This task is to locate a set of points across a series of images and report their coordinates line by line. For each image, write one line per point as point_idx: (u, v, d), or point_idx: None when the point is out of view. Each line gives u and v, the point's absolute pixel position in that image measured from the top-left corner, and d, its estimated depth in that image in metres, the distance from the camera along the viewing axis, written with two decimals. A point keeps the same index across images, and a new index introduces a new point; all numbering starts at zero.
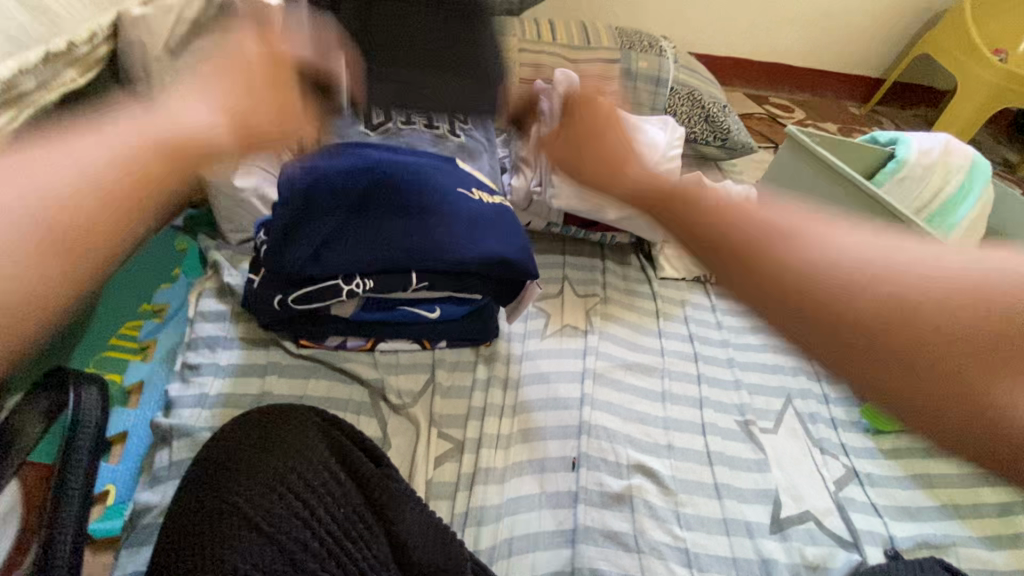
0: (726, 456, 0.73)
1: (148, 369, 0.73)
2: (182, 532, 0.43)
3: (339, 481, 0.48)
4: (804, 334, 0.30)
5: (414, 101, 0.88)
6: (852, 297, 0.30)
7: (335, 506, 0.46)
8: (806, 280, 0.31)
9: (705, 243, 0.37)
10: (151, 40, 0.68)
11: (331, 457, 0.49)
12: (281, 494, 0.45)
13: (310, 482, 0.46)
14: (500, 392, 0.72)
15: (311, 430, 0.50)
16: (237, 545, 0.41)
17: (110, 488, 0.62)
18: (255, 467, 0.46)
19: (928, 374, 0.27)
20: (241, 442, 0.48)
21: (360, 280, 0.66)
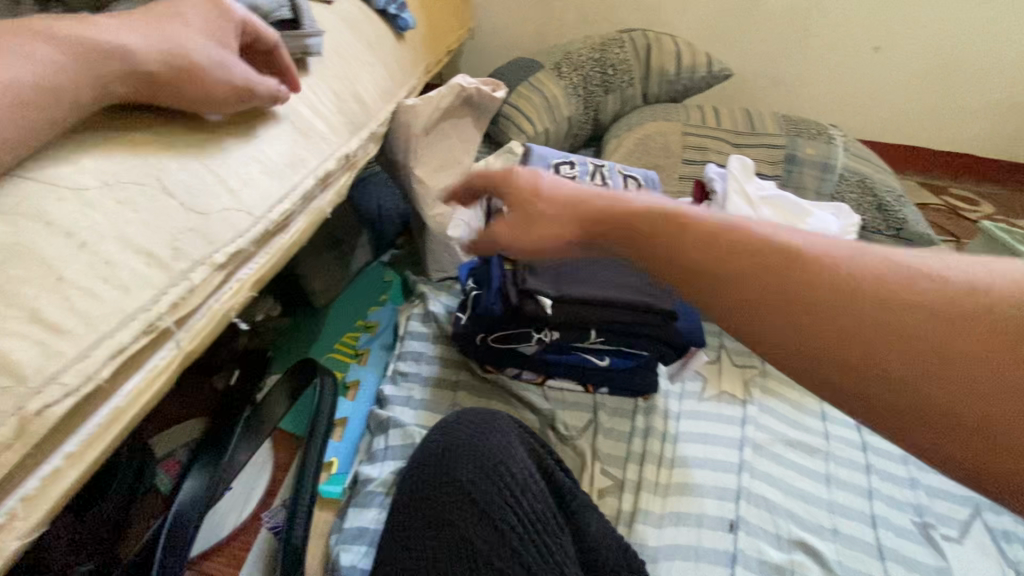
0: (900, 554, 0.69)
1: (363, 372, 0.90)
2: (419, 500, 0.53)
3: (538, 483, 0.56)
4: (817, 336, 0.35)
5: (597, 176, 1.01)
6: (841, 294, 0.35)
7: (537, 502, 0.54)
8: (811, 282, 0.36)
9: (726, 280, 0.38)
10: (415, 123, 0.89)
11: (528, 459, 0.58)
12: (494, 480, 0.53)
13: (517, 478, 0.54)
14: (658, 443, 0.77)
15: (512, 433, 0.59)
16: (464, 517, 0.51)
17: (333, 461, 0.77)
18: (473, 455, 0.55)
19: (932, 377, 0.32)
20: (459, 433, 0.58)
21: (549, 331, 0.74)
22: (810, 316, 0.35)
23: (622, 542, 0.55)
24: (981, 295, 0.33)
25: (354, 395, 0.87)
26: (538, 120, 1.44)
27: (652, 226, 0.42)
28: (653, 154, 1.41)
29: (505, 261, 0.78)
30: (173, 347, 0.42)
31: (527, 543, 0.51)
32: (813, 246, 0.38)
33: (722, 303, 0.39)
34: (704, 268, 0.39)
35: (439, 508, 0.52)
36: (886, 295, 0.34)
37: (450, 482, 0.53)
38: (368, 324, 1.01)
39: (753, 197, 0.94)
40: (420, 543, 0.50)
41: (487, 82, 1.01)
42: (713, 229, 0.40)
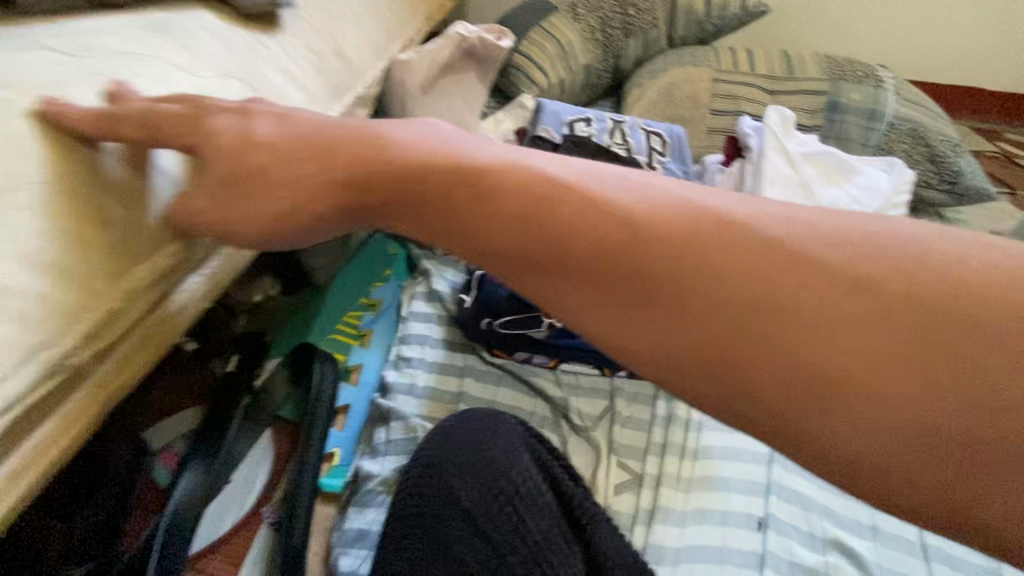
0: (945, 554, 0.63)
1: (366, 355, 0.85)
2: (414, 509, 0.50)
3: (545, 496, 0.52)
4: (613, 317, 0.27)
5: (616, 134, 0.91)
6: (638, 259, 0.27)
7: (541, 518, 0.50)
8: (606, 244, 0.28)
9: (516, 252, 0.30)
10: (410, 80, 0.79)
11: (536, 469, 0.53)
12: (496, 495, 0.51)
13: (520, 492, 0.51)
14: (680, 432, 0.71)
15: (519, 441, 0.55)
16: (460, 531, 0.49)
17: (336, 451, 0.74)
18: (473, 468, 0.52)
19: (766, 364, 0.24)
20: (464, 441, 0.53)
21: (561, 315, 0.67)
22: (603, 292, 0.28)
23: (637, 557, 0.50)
24: (833, 255, 0.25)
25: (357, 380, 0.82)
26: (550, 70, 1.32)
27: (444, 181, 0.33)
28: (679, 106, 1.28)
29: None
30: (92, 387, 0.38)
31: (526, 563, 0.48)
32: (653, 187, 0.30)
33: (511, 283, 0.30)
34: (493, 236, 0.30)
35: (434, 521, 0.49)
36: (696, 254, 0.26)
37: (447, 498, 0.50)
38: (370, 302, 0.95)
39: (794, 154, 0.83)
40: (413, 564, 0.47)
41: (491, 30, 0.90)
42: (503, 182, 0.31)
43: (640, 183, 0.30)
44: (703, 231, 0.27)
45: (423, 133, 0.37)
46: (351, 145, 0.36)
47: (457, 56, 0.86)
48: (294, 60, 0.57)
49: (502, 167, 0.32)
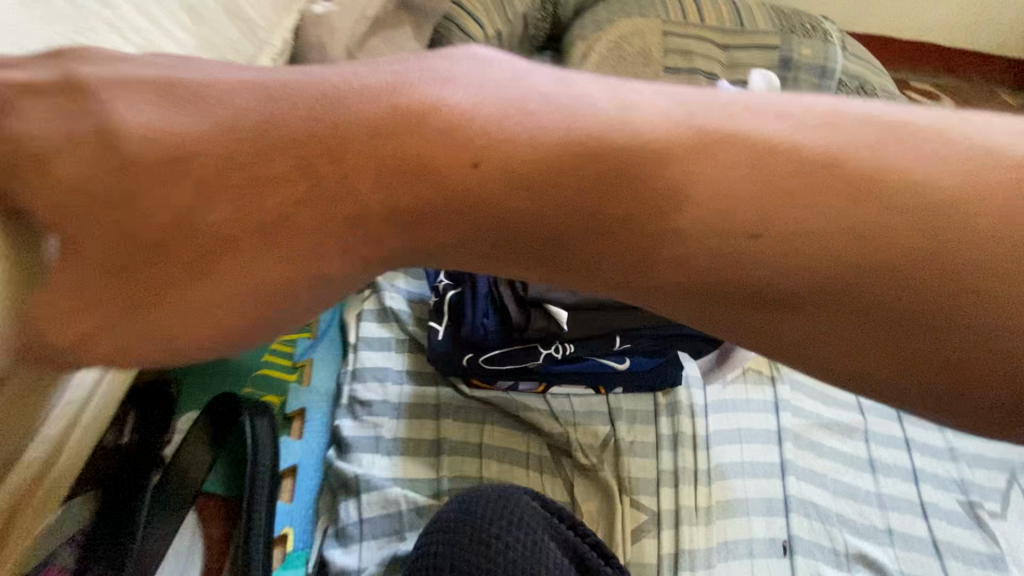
0: (955, 547, 0.63)
1: (309, 396, 0.69)
2: None
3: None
4: (845, 339, 0.25)
5: None
6: (881, 273, 0.24)
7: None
8: (843, 257, 0.24)
9: (715, 274, 0.25)
10: (332, 42, 0.60)
11: (565, 561, 0.44)
12: None
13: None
14: (690, 453, 0.64)
15: (541, 526, 0.45)
16: None
17: (287, 532, 0.59)
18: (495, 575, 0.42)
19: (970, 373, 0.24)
20: (475, 535, 0.43)
21: (561, 345, 0.56)
22: (836, 314, 0.25)
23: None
24: None
25: (301, 431, 0.67)
26: (485, 20, 1.13)
27: (578, 181, 0.26)
28: (630, 63, 1.16)
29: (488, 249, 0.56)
30: None
31: None
32: (905, 160, 0.25)
33: (701, 304, 0.26)
34: (673, 253, 0.26)
35: None
36: (955, 271, 0.24)
37: None
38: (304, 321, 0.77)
39: None
40: None
41: None
42: (689, 185, 0.25)
43: (872, 155, 0.25)
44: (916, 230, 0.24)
45: (493, 93, 0.28)
46: (378, 142, 0.27)
47: (389, 7, 0.67)
48: (164, 26, 0.38)
49: (683, 152, 0.26)
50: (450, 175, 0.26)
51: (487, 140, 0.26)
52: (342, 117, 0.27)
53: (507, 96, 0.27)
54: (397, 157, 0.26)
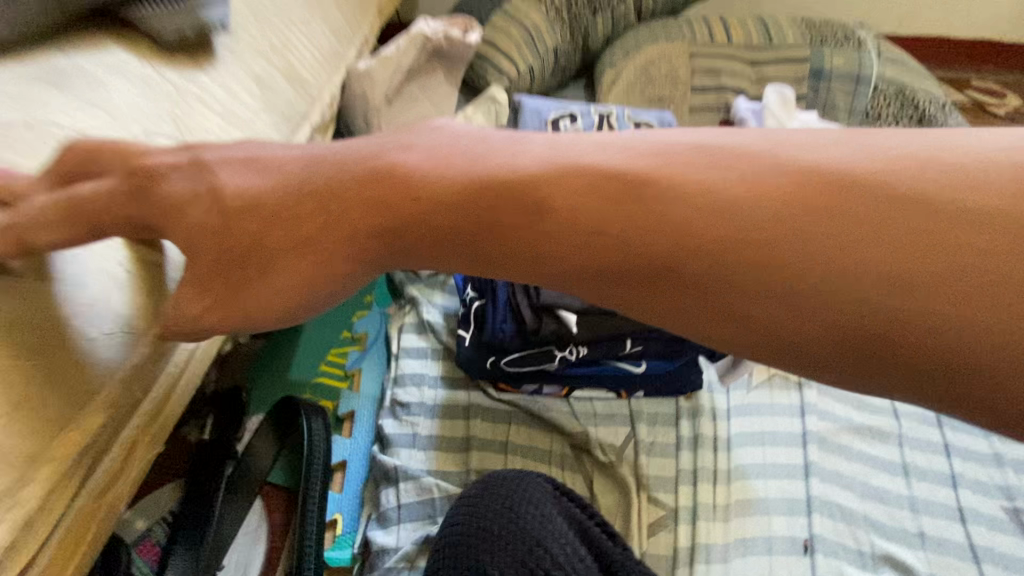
0: (996, 553, 0.60)
1: (358, 400, 0.78)
2: None
3: (583, 562, 0.47)
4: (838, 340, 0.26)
5: (603, 129, 0.83)
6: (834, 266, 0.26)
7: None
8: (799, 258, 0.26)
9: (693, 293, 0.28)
10: (373, 93, 0.70)
11: (570, 531, 0.49)
12: (529, 568, 0.45)
13: (561, 562, 0.45)
14: (710, 454, 0.66)
15: (548, 501, 0.50)
16: None
17: (337, 517, 0.67)
18: (503, 539, 0.46)
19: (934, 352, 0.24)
20: (487, 507, 0.48)
21: (575, 347, 0.60)
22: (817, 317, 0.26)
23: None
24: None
25: (350, 430, 0.75)
26: (518, 58, 1.22)
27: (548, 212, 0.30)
28: (657, 86, 1.21)
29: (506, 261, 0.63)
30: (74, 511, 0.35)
31: None
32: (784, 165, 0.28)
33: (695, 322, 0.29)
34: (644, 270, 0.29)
35: None
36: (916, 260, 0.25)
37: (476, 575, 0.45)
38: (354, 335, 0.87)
39: None
40: None
41: (454, 24, 0.81)
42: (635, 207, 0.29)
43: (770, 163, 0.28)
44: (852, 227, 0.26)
45: (438, 145, 0.34)
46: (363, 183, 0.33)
47: (422, 58, 0.76)
48: (239, 97, 0.49)
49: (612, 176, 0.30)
50: (396, 204, 0.32)
51: (432, 172, 0.33)
52: (335, 169, 0.34)
53: (448, 147, 0.34)
54: (375, 188, 0.33)
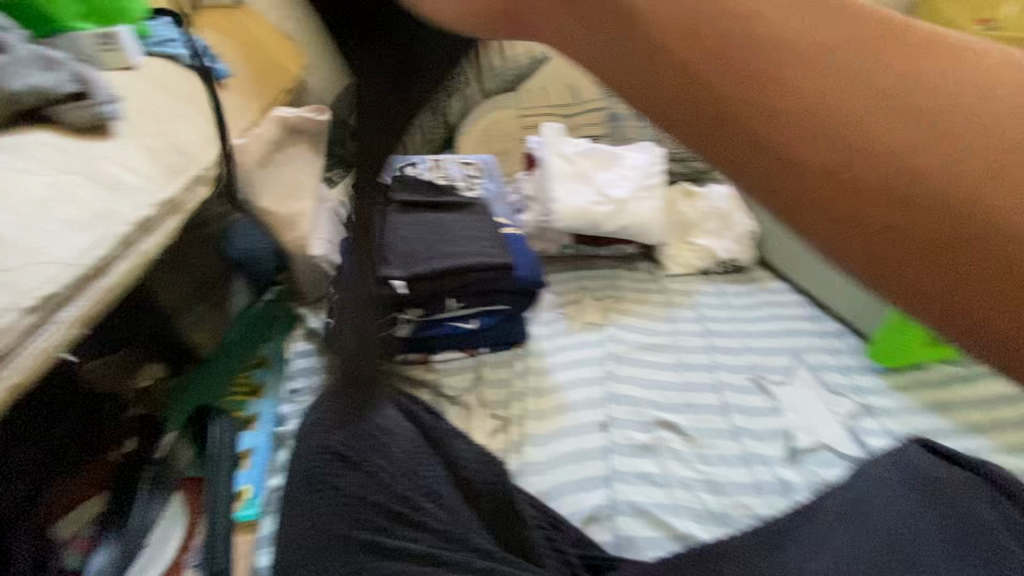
0: (741, 406, 0.83)
1: (262, 404, 0.94)
2: (297, 471, 0.57)
3: (405, 421, 0.61)
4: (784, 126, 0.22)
5: (437, 169, 1.11)
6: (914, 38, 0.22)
7: (406, 437, 0.59)
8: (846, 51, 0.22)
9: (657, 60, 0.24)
10: (246, 160, 0.95)
11: (397, 406, 0.62)
12: (361, 433, 0.58)
13: (384, 427, 0.58)
14: (535, 378, 0.88)
15: None
16: (335, 471, 0.55)
17: (245, 489, 0.83)
18: (341, 420, 0.59)
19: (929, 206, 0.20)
20: (329, 404, 0.62)
21: (410, 309, 0.82)
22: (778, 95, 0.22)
23: (486, 457, 0.60)
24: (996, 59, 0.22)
25: (256, 425, 0.92)
26: None
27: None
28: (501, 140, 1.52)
29: (353, 258, 0.86)
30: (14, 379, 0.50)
31: (394, 474, 0.55)
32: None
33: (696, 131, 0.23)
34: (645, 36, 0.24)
35: (313, 470, 0.56)
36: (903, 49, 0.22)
37: (319, 448, 0.57)
38: (259, 359, 1.04)
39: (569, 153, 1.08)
40: (305, 507, 0.53)
41: (311, 109, 1.08)
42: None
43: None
44: (887, 37, 0.23)
45: None
46: None
47: (286, 133, 1.02)
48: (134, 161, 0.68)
49: None
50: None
51: None
52: None
53: None
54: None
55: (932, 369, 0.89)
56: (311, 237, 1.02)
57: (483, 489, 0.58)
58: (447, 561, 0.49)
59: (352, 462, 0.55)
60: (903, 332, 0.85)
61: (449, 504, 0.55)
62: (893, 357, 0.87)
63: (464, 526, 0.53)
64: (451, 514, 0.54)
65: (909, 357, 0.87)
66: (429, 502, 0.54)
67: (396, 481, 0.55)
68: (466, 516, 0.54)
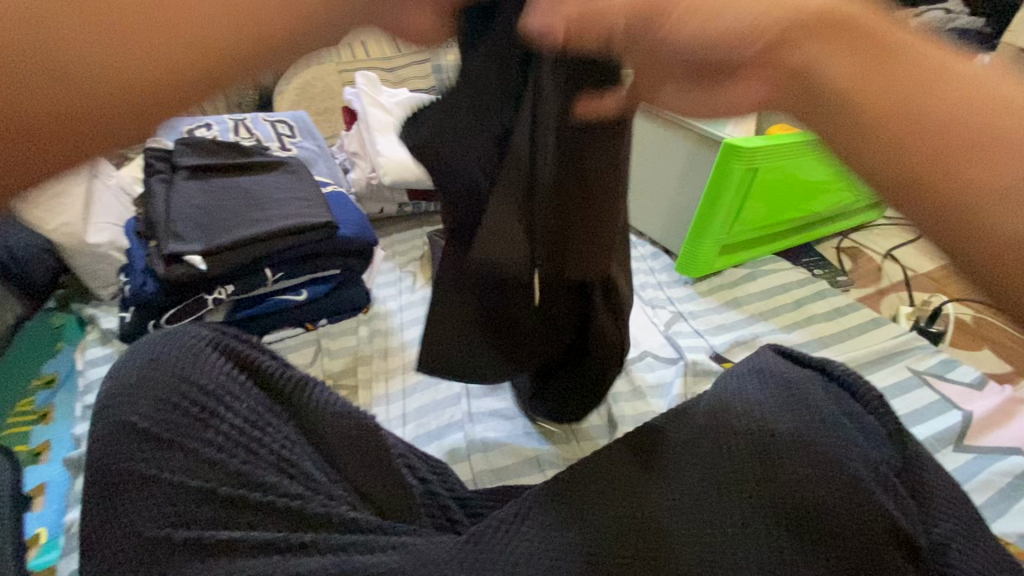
0: None
1: (52, 428, 0.79)
2: (99, 459, 0.48)
3: (241, 382, 0.54)
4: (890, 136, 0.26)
5: (241, 130, 0.98)
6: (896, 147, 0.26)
7: (241, 402, 0.52)
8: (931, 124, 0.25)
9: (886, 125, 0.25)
10: None
11: (222, 363, 0.55)
12: (178, 405, 0.50)
13: (209, 392, 0.52)
14: (383, 340, 0.85)
15: (198, 346, 0.55)
16: (145, 454, 0.47)
17: (40, 530, 0.68)
18: (152, 393, 0.51)
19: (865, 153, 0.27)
20: (134, 375, 0.53)
21: (221, 288, 0.73)
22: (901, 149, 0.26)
23: (343, 409, 0.55)
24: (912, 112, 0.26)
25: (49, 455, 0.76)
26: None
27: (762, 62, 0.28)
28: (319, 100, 1.37)
29: (139, 241, 0.74)
30: None
31: (224, 447, 0.49)
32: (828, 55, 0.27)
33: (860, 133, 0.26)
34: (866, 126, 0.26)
35: (116, 459, 0.47)
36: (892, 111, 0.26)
37: (124, 429, 0.49)
38: (45, 379, 0.86)
39: (388, 104, 1.02)
40: (110, 500, 0.46)
41: None
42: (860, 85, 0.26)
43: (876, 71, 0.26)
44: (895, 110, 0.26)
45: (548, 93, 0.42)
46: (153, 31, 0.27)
47: None
48: None
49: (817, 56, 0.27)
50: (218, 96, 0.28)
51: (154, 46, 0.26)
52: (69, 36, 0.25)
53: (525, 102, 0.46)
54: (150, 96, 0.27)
55: (728, 273, 1.05)
56: (85, 222, 0.85)
57: (341, 444, 0.53)
58: (300, 545, 0.45)
59: (166, 442, 0.48)
60: (701, 243, 0.97)
61: (296, 470, 0.51)
62: (695, 269, 1.00)
63: (324, 498, 0.49)
64: (306, 484, 0.50)
65: (708, 266, 1.00)
66: (277, 475, 0.49)
67: (228, 453, 0.49)
68: (322, 482, 0.51)
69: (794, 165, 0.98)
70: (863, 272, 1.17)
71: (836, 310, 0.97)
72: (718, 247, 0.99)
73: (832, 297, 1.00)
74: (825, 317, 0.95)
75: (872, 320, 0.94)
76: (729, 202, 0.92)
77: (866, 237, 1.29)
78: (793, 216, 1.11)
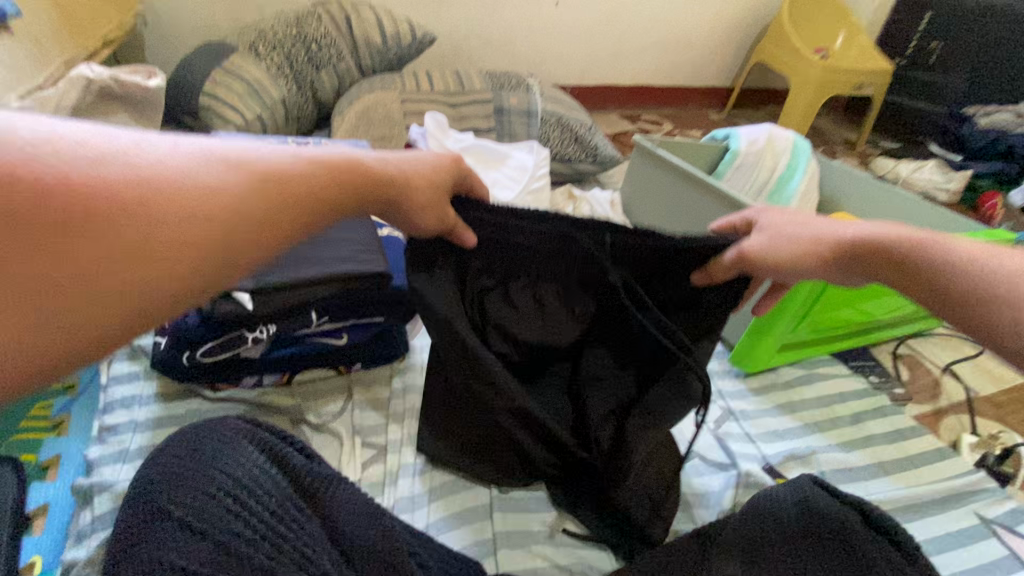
0: None
1: (65, 443, 0.75)
2: (126, 537, 0.49)
3: (271, 476, 0.54)
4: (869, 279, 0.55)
5: None
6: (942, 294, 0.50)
7: (270, 494, 0.52)
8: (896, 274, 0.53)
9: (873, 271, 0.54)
10: None
11: (257, 453, 0.56)
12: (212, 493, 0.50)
13: (245, 481, 0.52)
14: (415, 397, 0.82)
15: (236, 436, 0.57)
16: (174, 544, 0.46)
17: (36, 559, 0.63)
18: (187, 474, 0.52)
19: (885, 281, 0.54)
20: (172, 461, 0.53)
21: (263, 327, 0.70)
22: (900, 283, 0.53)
23: (372, 515, 0.56)
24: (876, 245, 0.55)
25: (56, 473, 0.71)
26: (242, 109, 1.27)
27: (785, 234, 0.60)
28: (378, 127, 1.33)
29: None
30: None
31: (251, 542, 0.48)
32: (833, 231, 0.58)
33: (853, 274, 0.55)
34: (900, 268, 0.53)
35: (141, 539, 0.47)
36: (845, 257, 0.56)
37: (157, 515, 0.49)
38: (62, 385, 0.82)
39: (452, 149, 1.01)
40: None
41: (134, 71, 0.88)
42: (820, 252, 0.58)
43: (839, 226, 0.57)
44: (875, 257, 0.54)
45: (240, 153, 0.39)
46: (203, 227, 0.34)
47: (93, 100, 0.82)
48: None
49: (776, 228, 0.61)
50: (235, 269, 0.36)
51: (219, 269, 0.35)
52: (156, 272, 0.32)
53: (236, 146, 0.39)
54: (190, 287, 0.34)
55: (782, 371, 1.01)
56: None
57: (368, 563, 0.53)
58: None
59: (195, 532, 0.47)
60: (761, 335, 0.94)
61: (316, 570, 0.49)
62: (751, 362, 0.97)
63: None
64: None
65: (763, 361, 0.97)
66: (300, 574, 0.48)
67: (256, 548, 0.48)
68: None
69: (873, 271, 0.94)
70: (920, 386, 1.10)
71: (895, 432, 0.93)
72: (777, 344, 0.96)
73: (892, 415, 0.96)
74: (884, 440, 0.91)
75: (936, 451, 0.91)
76: (797, 305, 0.90)
77: (926, 346, 1.22)
78: (857, 320, 1.08)
